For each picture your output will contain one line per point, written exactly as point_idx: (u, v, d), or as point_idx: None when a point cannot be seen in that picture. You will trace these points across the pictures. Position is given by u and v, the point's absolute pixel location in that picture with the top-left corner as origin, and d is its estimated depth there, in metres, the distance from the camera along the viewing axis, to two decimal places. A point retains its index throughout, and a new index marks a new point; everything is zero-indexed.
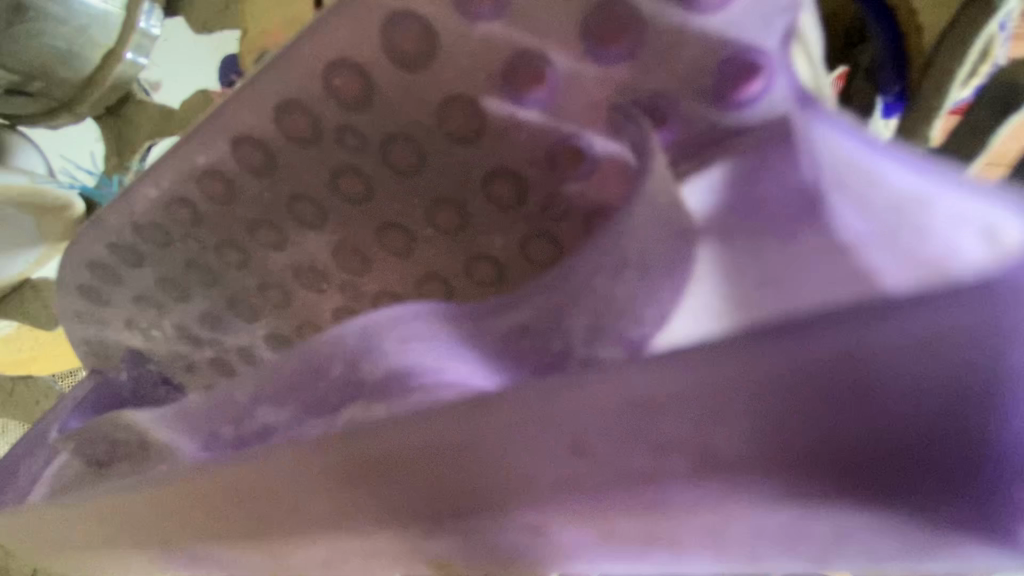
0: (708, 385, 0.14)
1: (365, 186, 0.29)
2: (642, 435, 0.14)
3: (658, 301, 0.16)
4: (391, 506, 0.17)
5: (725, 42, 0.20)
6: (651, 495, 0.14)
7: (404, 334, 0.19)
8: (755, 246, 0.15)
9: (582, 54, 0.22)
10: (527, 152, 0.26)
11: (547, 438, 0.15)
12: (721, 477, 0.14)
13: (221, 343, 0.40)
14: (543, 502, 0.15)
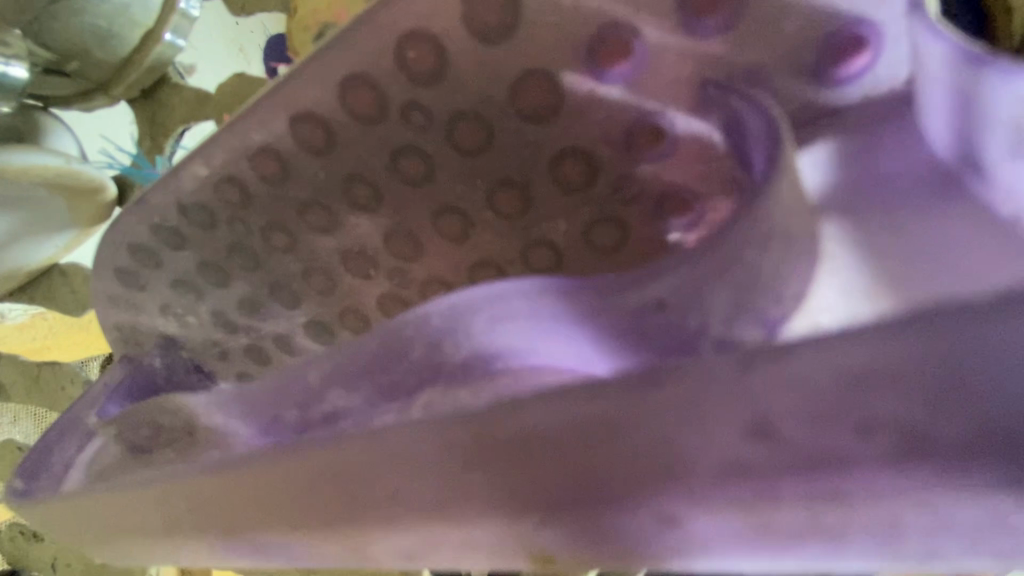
0: (904, 355, 0.12)
1: (426, 167, 0.28)
2: (846, 412, 0.12)
3: (795, 276, 0.14)
4: (502, 489, 0.15)
5: (833, 15, 0.20)
6: (838, 486, 0.12)
7: (498, 313, 0.18)
8: (891, 223, 0.15)
9: (674, 27, 0.21)
10: (602, 132, 0.25)
11: (720, 420, 0.13)
12: (930, 463, 0.11)
13: (259, 330, 0.39)
14: (698, 496, 0.13)
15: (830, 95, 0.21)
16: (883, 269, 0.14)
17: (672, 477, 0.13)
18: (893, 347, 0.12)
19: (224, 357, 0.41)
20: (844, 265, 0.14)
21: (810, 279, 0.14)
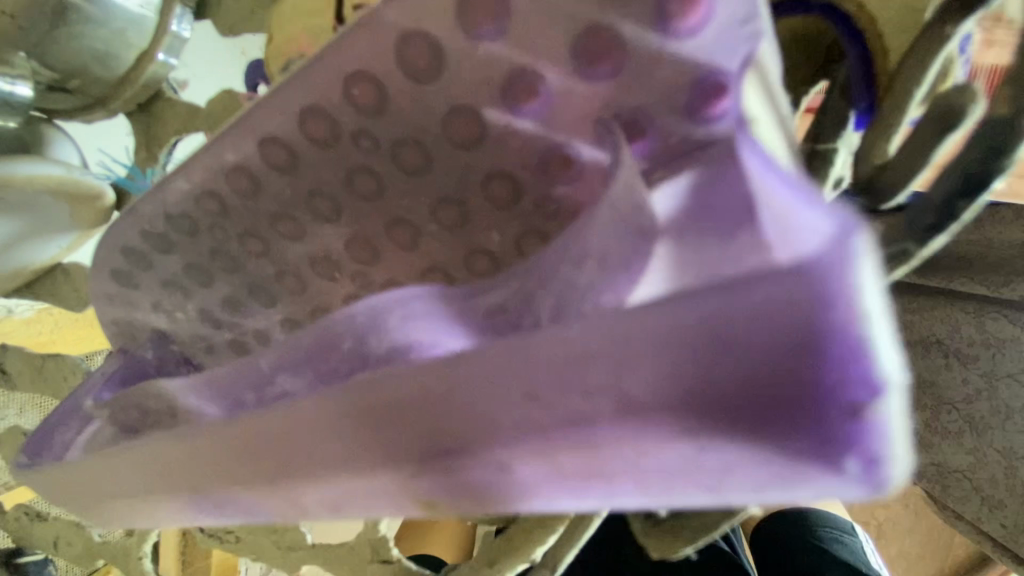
0: (612, 339, 0.15)
1: (377, 185, 0.32)
2: (573, 384, 0.16)
3: (619, 286, 0.19)
4: (384, 443, 0.20)
5: (697, 64, 0.23)
6: (582, 434, 0.16)
7: (405, 313, 0.22)
8: (700, 243, 0.19)
9: (572, 72, 0.25)
10: (522, 158, 0.29)
11: (507, 387, 0.17)
12: (635, 416, 0.15)
13: (240, 326, 0.44)
14: (505, 442, 0.17)
15: (701, 129, 0.24)
16: (687, 270, 0.18)
17: (487, 428, 0.18)
18: (605, 333, 0.15)
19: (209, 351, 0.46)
20: (660, 268, 0.18)
21: (633, 283, 0.19)
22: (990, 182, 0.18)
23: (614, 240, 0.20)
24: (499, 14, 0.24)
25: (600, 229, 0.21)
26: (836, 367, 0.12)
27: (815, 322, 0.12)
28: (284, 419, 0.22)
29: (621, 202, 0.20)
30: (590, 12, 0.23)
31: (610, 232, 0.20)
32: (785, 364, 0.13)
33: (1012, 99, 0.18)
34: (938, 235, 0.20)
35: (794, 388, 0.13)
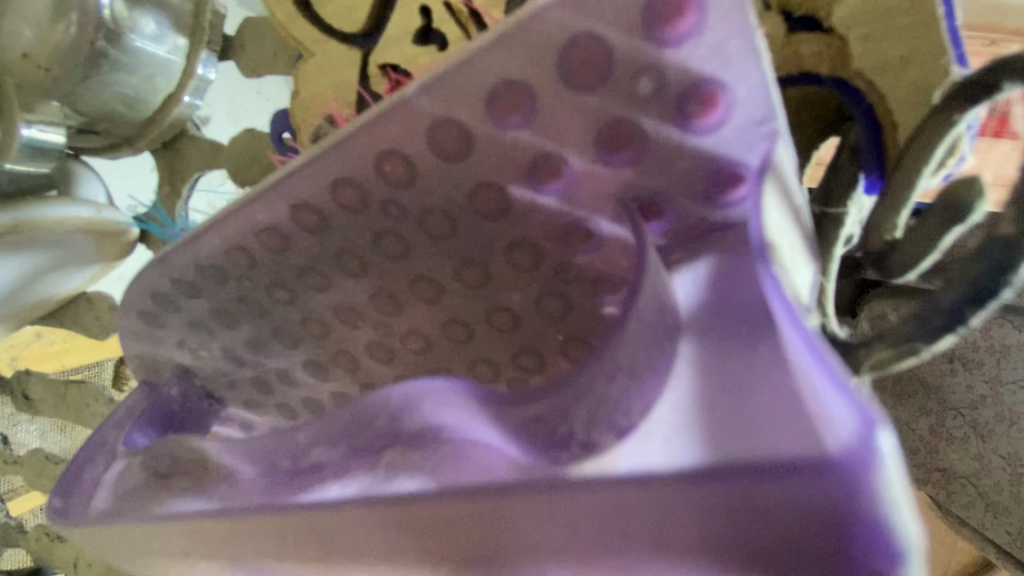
0: (670, 498, 0.19)
1: (403, 247, 0.33)
2: (616, 523, 0.20)
3: (644, 393, 0.20)
4: (429, 550, 0.23)
5: (715, 156, 0.24)
6: (622, 561, 0.20)
7: (433, 401, 0.24)
8: (721, 352, 0.20)
9: (596, 159, 0.26)
10: (544, 229, 0.30)
11: (550, 520, 0.21)
12: (683, 553, 0.19)
13: (262, 364, 0.47)
14: (544, 558, 0.21)
15: (718, 214, 0.26)
16: (705, 387, 0.20)
17: (520, 546, 0.22)
18: (664, 490, 0.19)
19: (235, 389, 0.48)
20: (682, 381, 0.20)
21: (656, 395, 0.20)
22: (1000, 292, 0.19)
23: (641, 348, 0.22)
24: (528, 106, 0.25)
25: (625, 344, 0.23)
26: (857, 535, 0.17)
27: (844, 505, 0.17)
28: (329, 511, 0.24)
29: (650, 307, 0.22)
30: (615, 108, 0.24)
31: (635, 339, 0.22)
32: (820, 530, 0.17)
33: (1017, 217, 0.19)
34: (948, 335, 0.21)
35: (824, 547, 0.18)
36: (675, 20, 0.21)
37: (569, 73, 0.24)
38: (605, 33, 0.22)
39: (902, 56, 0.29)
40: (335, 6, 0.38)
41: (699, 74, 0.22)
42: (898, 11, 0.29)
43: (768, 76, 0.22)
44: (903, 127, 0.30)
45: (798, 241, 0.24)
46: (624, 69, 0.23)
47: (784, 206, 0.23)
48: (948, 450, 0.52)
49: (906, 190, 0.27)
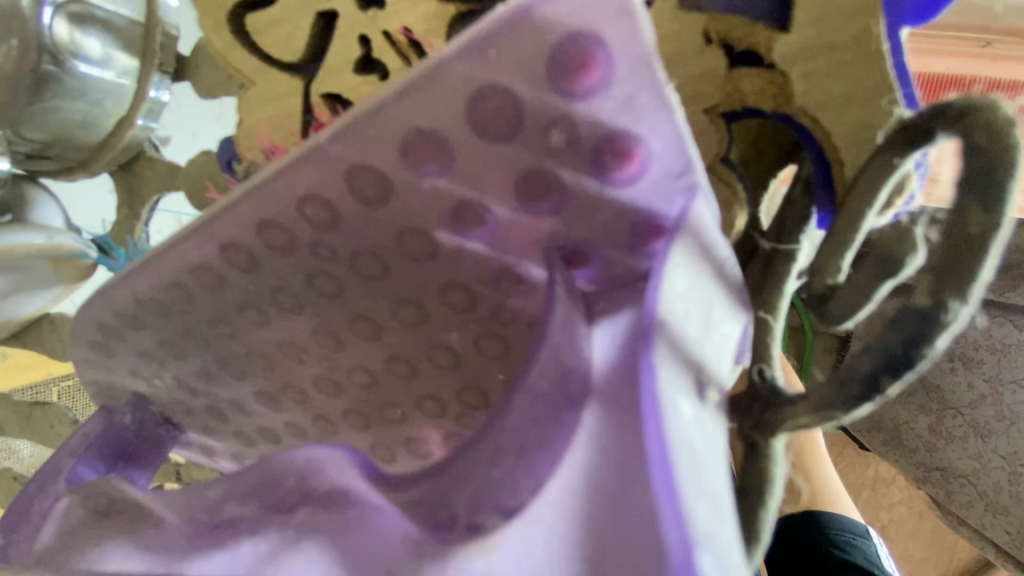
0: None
1: (336, 286, 0.32)
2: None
3: (538, 469, 0.21)
4: None
5: (636, 208, 0.23)
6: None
7: (330, 470, 0.24)
8: (616, 429, 0.20)
9: (517, 206, 0.25)
10: (474, 273, 0.29)
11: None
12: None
13: (214, 394, 0.46)
14: None
15: (645, 262, 0.25)
16: (594, 465, 0.20)
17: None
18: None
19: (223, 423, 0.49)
20: (574, 458, 0.21)
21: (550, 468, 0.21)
22: (915, 364, 0.18)
23: (537, 426, 0.22)
24: (442, 155, 0.24)
25: (518, 416, 0.22)
26: None
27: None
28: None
29: (553, 374, 0.22)
30: (529, 159, 0.23)
31: (528, 415, 0.22)
32: None
33: (933, 289, 0.18)
34: (865, 404, 0.20)
35: None
36: (584, 71, 0.20)
37: (480, 125, 0.22)
38: (512, 85, 0.21)
39: (846, 91, 0.28)
40: (273, 35, 0.37)
41: (613, 126, 0.21)
42: (841, 46, 0.27)
43: (683, 130, 0.21)
44: (849, 164, 0.28)
45: (718, 306, 0.22)
46: (536, 121, 0.22)
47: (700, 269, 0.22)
48: (949, 450, 0.76)
49: (850, 233, 0.25)
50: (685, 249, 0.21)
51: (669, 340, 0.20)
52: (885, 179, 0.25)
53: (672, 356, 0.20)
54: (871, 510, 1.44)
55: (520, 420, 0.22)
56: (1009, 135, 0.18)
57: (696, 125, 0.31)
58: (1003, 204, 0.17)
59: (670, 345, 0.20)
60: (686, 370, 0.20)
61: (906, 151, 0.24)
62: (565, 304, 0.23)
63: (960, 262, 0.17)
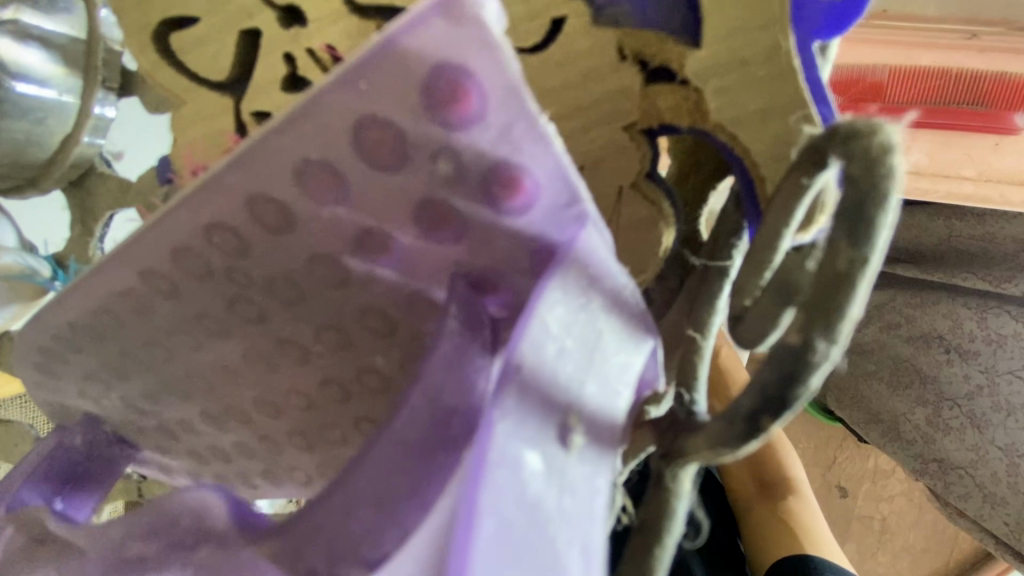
0: None
1: (259, 311, 0.32)
2: None
3: (408, 515, 0.22)
4: None
5: (533, 237, 0.23)
6: None
7: (202, 504, 0.27)
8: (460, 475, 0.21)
9: (418, 234, 0.24)
10: (388, 299, 0.28)
11: None
12: None
13: (162, 414, 0.46)
14: None
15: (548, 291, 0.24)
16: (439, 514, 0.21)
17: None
18: None
19: (183, 449, 0.50)
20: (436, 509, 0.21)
21: (416, 513, 0.22)
22: (793, 402, 0.18)
23: (405, 468, 0.23)
24: (336, 184, 0.23)
25: (385, 460, 0.23)
26: None
27: None
28: None
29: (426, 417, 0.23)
30: (422, 187, 0.22)
31: (399, 452, 0.23)
32: None
33: (802, 326, 0.17)
34: (752, 441, 0.19)
35: None
36: (461, 105, 0.19)
37: (368, 154, 0.22)
38: (395, 116, 0.20)
39: (762, 108, 0.27)
40: (199, 53, 0.36)
41: (499, 158, 0.21)
42: (753, 61, 0.26)
43: (567, 162, 0.20)
44: (770, 179, 0.28)
45: (606, 342, 0.23)
46: (421, 150, 0.21)
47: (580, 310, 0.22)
48: (946, 439, 0.95)
49: (767, 254, 0.24)
50: (564, 289, 0.21)
51: (516, 395, 0.20)
52: (797, 201, 0.24)
53: (519, 411, 0.20)
54: (870, 502, 1.44)
55: (387, 462, 0.23)
56: (885, 166, 0.17)
57: (616, 142, 0.31)
58: (875, 238, 0.17)
59: (519, 398, 0.20)
60: (534, 423, 0.21)
61: (813, 170, 0.23)
62: (451, 343, 0.24)
63: (832, 300, 0.17)
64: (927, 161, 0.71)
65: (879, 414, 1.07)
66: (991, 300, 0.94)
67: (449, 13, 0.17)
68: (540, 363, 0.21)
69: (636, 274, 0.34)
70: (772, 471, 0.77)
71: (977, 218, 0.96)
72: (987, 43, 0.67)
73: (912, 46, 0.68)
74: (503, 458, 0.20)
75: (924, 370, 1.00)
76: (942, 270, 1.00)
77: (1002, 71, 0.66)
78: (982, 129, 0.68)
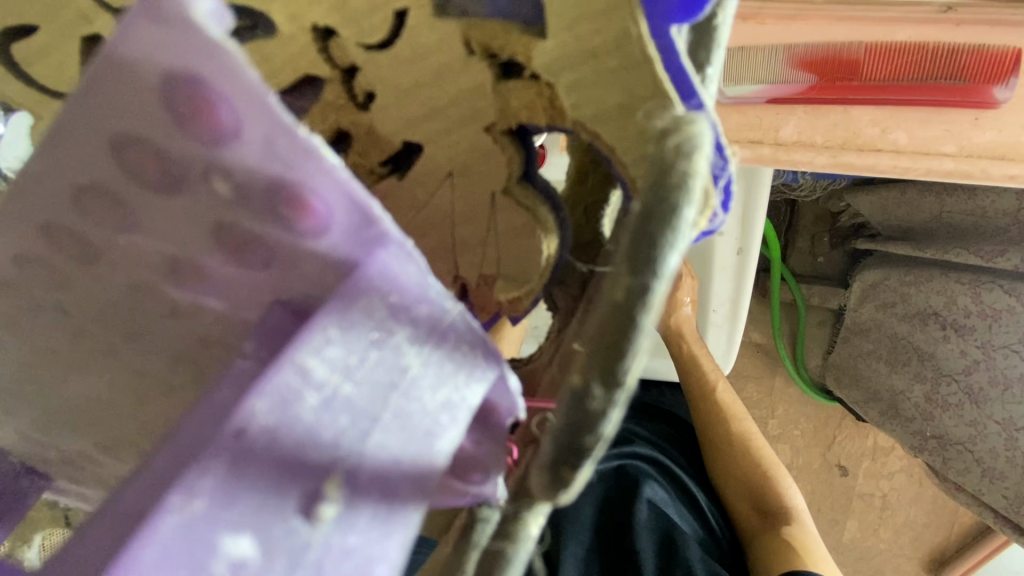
0: None
1: (106, 344, 0.29)
2: None
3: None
4: None
5: (338, 260, 0.20)
6: None
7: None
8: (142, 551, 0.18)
9: (224, 259, 0.21)
10: (219, 330, 0.25)
11: None
12: None
13: (60, 446, 0.43)
14: None
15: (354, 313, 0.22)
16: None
17: None
18: None
19: (89, 482, 0.46)
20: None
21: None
22: (588, 452, 0.15)
23: (144, 497, 0.21)
24: (122, 210, 0.21)
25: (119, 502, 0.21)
26: None
27: None
28: None
29: (169, 461, 0.21)
30: (209, 211, 0.20)
31: (153, 478, 0.21)
32: None
33: (584, 367, 0.14)
34: (560, 490, 0.17)
35: None
36: (208, 116, 0.17)
37: (135, 177, 0.19)
38: (145, 132, 0.18)
39: (619, 103, 0.24)
40: (40, 64, 0.33)
41: (270, 173, 0.18)
42: (603, 52, 0.23)
43: (351, 178, 0.17)
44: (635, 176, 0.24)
45: (415, 377, 0.20)
46: (189, 168, 0.18)
47: (371, 347, 0.19)
48: (944, 417, 0.95)
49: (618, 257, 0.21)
50: (344, 325, 0.19)
51: (240, 461, 0.18)
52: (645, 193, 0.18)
53: (235, 479, 0.18)
54: (870, 478, 1.43)
55: (141, 488, 0.21)
56: (678, 173, 0.14)
57: (479, 146, 0.28)
58: (659, 264, 0.14)
59: (231, 470, 0.18)
60: (255, 496, 0.18)
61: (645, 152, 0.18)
62: (231, 386, 0.21)
63: (615, 340, 0.14)
64: (906, 140, 0.57)
65: (879, 392, 1.10)
66: (982, 275, 0.88)
67: (153, 9, 0.14)
68: (292, 416, 0.19)
69: (519, 286, 0.29)
70: (769, 496, 0.89)
71: (969, 193, 0.85)
72: (967, 16, 0.56)
73: (880, 20, 0.58)
74: (190, 535, 0.18)
75: (921, 348, 0.98)
76: (935, 247, 0.94)
77: (980, 45, 0.55)
78: (958, 106, 0.56)
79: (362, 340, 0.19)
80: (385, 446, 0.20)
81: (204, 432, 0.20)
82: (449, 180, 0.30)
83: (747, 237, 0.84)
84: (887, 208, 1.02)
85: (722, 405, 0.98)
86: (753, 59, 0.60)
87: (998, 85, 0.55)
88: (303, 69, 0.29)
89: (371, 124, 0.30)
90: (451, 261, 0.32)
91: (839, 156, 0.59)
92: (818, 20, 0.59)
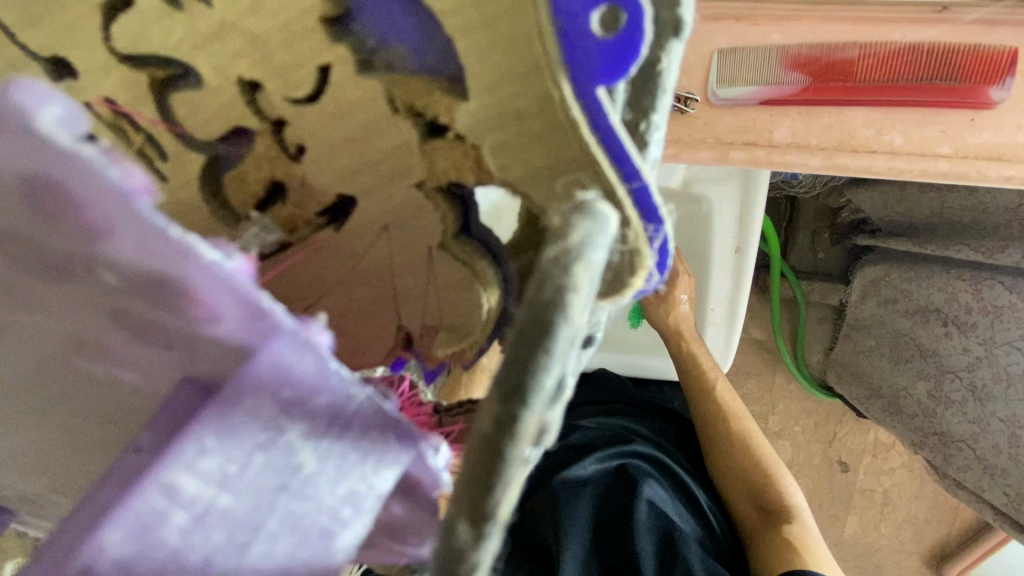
0: None
1: (38, 407, 0.28)
2: None
3: None
4: None
5: (236, 348, 0.19)
6: None
7: None
8: None
9: (128, 337, 0.21)
10: (140, 399, 0.24)
11: None
12: None
13: (20, 487, 0.42)
14: None
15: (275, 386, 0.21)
16: None
17: None
18: None
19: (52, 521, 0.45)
20: None
21: None
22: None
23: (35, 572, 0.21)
24: (14, 292, 0.20)
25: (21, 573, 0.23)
26: None
27: None
28: None
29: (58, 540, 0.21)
30: (99, 297, 0.19)
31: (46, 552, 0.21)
32: None
33: (458, 499, 0.14)
34: None
35: None
36: (75, 216, 0.16)
37: (19, 266, 0.19)
38: (19, 227, 0.17)
39: (547, 164, 0.22)
40: None
41: (149, 269, 0.17)
42: (527, 115, 0.22)
43: (231, 278, 0.16)
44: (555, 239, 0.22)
45: (311, 474, 0.20)
46: (71, 263, 0.18)
47: (257, 450, 0.19)
48: (948, 415, 0.93)
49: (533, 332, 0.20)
50: (220, 433, 0.19)
51: None
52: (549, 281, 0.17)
53: None
54: (871, 475, 1.42)
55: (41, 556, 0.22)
56: (553, 290, 0.14)
57: (413, 202, 0.28)
58: (530, 393, 0.14)
59: None
60: None
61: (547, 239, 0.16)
62: (120, 479, 0.21)
63: (485, 474, 0.14)
64: (903, 141, 0.52)
65: (880, 388, 1.09)
66: (982, 271, 0.87)
67: None
68: (158, 536, 0.19)
69: (461, 339, 0.28)
70: (770, 495, 0.88)
71: (969, 191, 0.83)
72: (962, 15, 0.48)
73: (886, 17, 0.50)
74: None
75: (923, 344, 0.97)
76: (934, 244, 0.92)
77: (977, 44, 0.48)
78: (952, 108, 0.50)
79: (245, 444, 0.19)
80: (272, 553, 0.20)
81: (78, 531, 0.20)
82: (385, 234, 0.29)
83: (746, 233, 0.83)
84: (887, 204, 1.00)
85: (722, 404, 0.94)
86: (748, 59, 0.53)
87: (995, 85, 0.49)
88: (232, 120, 0.28)
89: (303, 175, 0.29)
90: (393, 310, 0.30)
91: (834, 158, 0.53)
92: (807, 22, 0.51)
